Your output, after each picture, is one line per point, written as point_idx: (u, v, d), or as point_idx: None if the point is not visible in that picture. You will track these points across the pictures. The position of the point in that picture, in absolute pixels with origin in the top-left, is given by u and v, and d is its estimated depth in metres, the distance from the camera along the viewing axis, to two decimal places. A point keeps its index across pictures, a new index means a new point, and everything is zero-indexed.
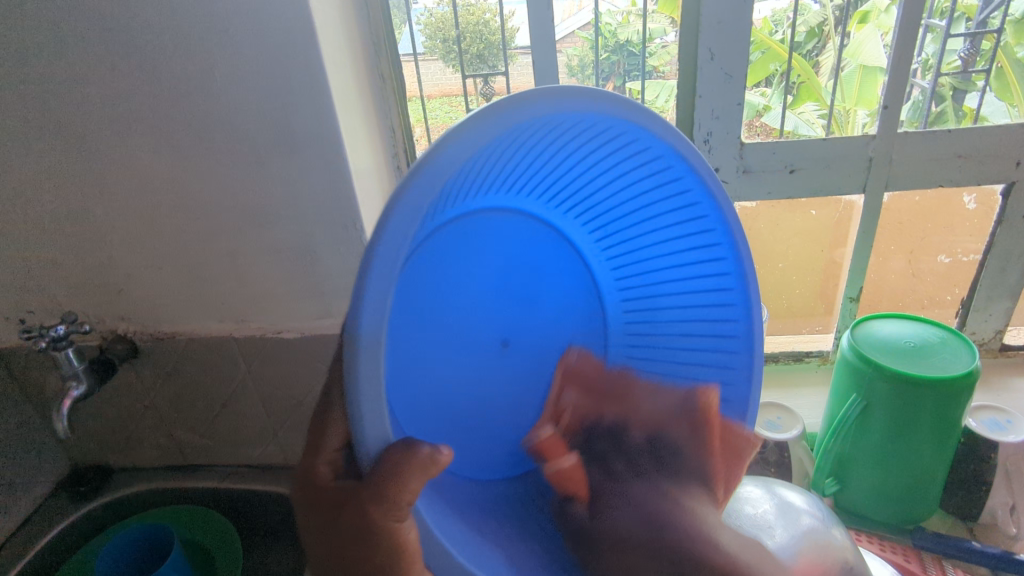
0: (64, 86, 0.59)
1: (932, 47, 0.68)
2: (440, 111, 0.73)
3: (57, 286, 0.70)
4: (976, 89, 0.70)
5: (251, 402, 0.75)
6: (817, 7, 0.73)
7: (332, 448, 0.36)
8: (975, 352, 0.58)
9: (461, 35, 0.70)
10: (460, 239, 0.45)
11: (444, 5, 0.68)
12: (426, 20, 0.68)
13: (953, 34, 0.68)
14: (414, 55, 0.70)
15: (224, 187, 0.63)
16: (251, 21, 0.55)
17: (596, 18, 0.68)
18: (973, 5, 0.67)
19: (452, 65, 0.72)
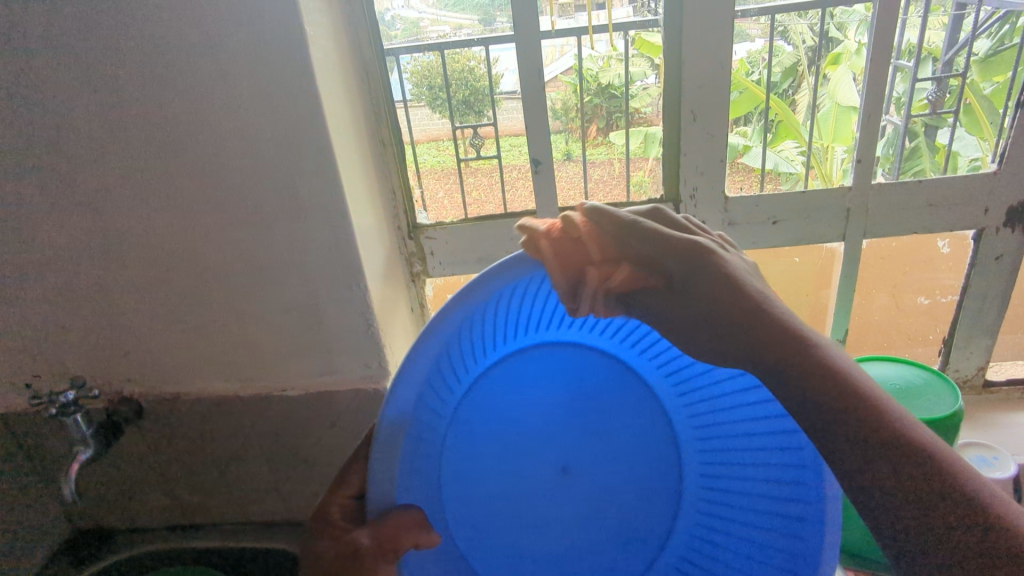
0: (80, 158, 0.61)
1: (901, 86, 0.71)
2: (428, 156, 0.77)
3: (65, 350, 0.71)
4: (947, 125, 0.73)
5: (255, 459, 0.76)
6: (790, 47, 0.74)
7: (345, 495, 0.47)
8: (958, 393, 0.60)
9: (449, 82, 0.74)
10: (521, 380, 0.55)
11: (429, 54, 0.72)
12: (413, 69, 0.72)
13: (922, 75, 0.71)
14: (404, 102, 0.73)
15: (232, 251, 0.65)
16: (261, 98, 0.58)
17: (579, 63, 0.71)
18: (939, 46, 0.71)
19: (438, 111, 0.75)
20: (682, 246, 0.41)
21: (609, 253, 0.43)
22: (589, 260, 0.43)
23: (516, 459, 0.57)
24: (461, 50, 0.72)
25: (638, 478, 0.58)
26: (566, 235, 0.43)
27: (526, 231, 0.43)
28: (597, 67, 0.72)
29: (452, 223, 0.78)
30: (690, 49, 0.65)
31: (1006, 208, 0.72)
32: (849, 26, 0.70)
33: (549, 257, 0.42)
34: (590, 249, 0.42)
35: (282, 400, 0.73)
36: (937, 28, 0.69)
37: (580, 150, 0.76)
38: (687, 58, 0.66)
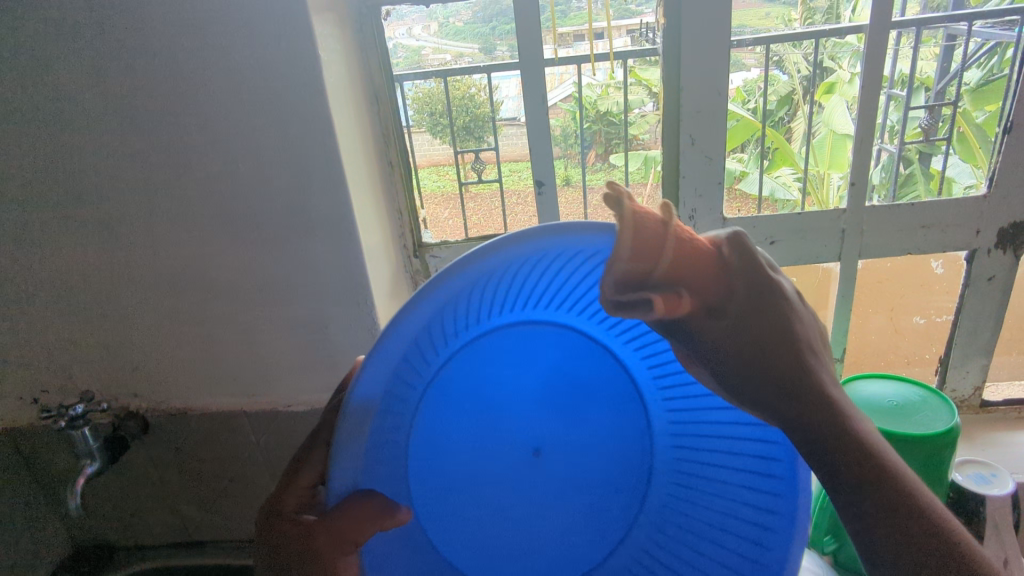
0: (98, 177, 0.63)
1: (895, 115, 0.78)
2: (429, 180, 0.79)
3: (73, 366, 0.72)
4: (941, 152, 0.77)
5: (258, 476, 0.76)
6: (785, 77, 0.82)
7: (303, 486, 0.43)
8: (954, 409, 0.61)
9: (451, 108, 0.77)
10: (486, 362, 0.46)
11: (430, 82, 0.75)
12: (415, 95, 0.74)
13: (914, 105, 0.75)
14: (408, 127, 0.75)
15: (241, 268, 0.67)
16: (275, 121, 0.60)
17: (577, 90, 0.74)
18: (933, 75, 0.78)
19: (438, 136, 0.78)
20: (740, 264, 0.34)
21: (669, 247, 0.30)
22: (653, 266, 0.30)
23: (483, 451, 0.50)
24: (463, 78, 0.76)
25: (610, 481, 0.52)
26: (682, 235, 0.32)
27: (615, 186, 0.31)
28: (596, 95, 0.77)
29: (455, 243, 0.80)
30: (689, 76, 0.67)
31: (997, 231, 0.74)
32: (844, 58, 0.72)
33: (628, 227, 0.30)
34: (669, 245, 0.30)
35: (286, 415, 0.74)
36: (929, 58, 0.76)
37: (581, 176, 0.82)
38: (687, 84, 0.68)
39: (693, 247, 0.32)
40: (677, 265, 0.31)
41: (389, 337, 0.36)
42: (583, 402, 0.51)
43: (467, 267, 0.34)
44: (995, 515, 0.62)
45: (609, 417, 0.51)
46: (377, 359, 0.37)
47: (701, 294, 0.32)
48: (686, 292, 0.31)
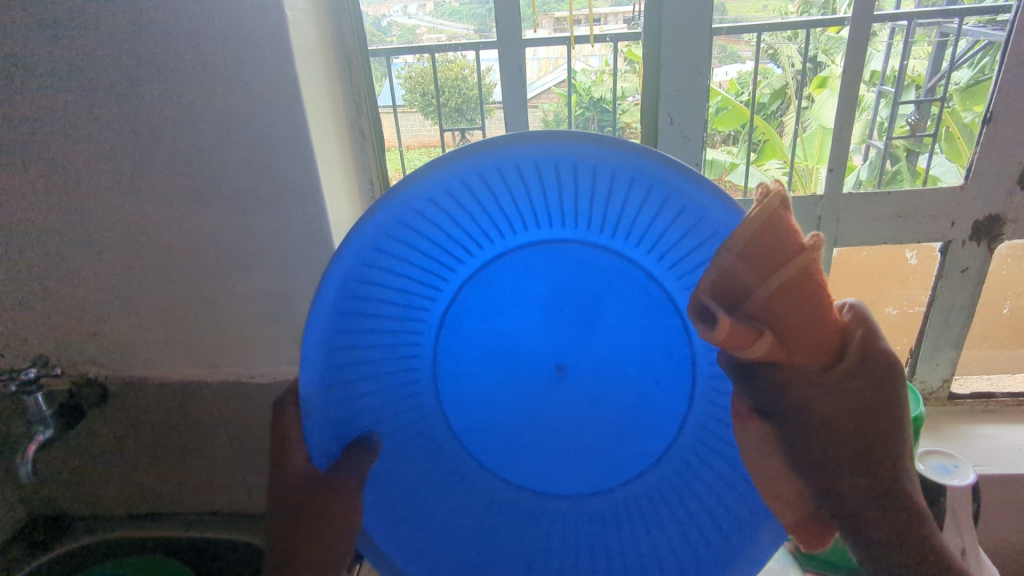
0: (52, 134, 0.61)
1: (885, 112, 0.77)
2: (417, 161, 0.80)
3: (30, 329, 0.70)
4: (927, 150, 0.76)
5: (221, 448, 0.75)
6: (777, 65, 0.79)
7: None
8: (920, 399, 0.61)
9: (441, 89, 0.79)
10: (502, 273, 0.46)
11: (423, 60, 0.76)
12: (406, 74, 0.75)
13: (903, 100, 0.74)
14: (393, 106, 0.75)
15: (204, 234, 0.65)
16: (239, 82, 0.58)
17: (569, 77, 0.75)
18: (921, 75, 0.76)
19: (432, 117, 0.80)
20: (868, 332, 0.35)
21: (783, 280, 0.33)
22: (760, 282, 0.33)
23: (508, 374, 0.48)
24: (455, 59, 0.75)
25: (641, 414, 0.48)
26: (818, 275, 0.33)
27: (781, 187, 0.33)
28: (590, 81, 0.80)
29: None
30: (670, 53, 0.66)
31: (972, 223, 0.73)
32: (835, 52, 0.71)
33: (752, 227, 0.32)
34: (791, 271, 0.32)
35: (250, 387, 0.72)
36: (919, 58, 0.77)
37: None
38: (667, 62, 0.66)
39: (818, 292, 0.33)
40: (785, 293, 0.33)
41: (338, 263, 0.39)
42: (608, 352, 0.48)
43: (395, 196, 0.38)
44: (954, 505, 0.62)
45: (638, 347, 0.47)
46: (329, 285, 0.39)
47: (811, 354, 0.34)
48: (784, 325, 0.34)
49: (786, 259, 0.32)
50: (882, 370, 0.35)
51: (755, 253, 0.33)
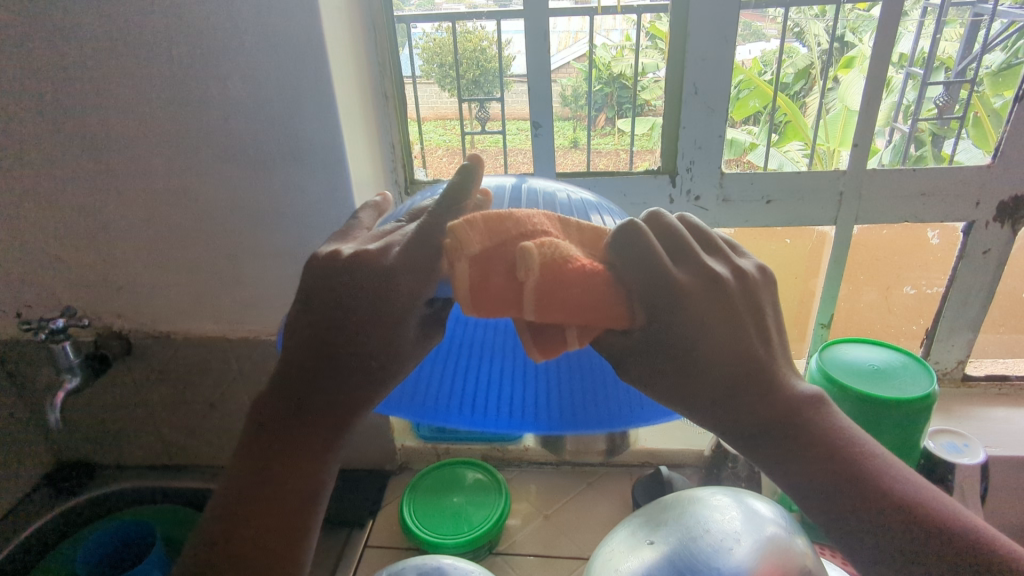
0: (81, 88, 0.61)
1: (911, 94, 0.71)
2: (433, 134, 0.77)
3: (56, 281, 0.72)
4: (953, 135, 0.72)
5: (239, 403, 0.77)
6: (804, 49, 0.69)
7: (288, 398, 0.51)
8: (934, 377, 0.61)
9: (459, 61, 0.73)
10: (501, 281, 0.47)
11: (442, 30, 0.71)
12: (424, 44, 0.72)
13: (933, 81, 0.70)
14: (414, 77, 0.73)
15: (226, 192, 0.65)
16: (265, 38, 0.58)
17: (591, 51, 0.71)
18: (952, 56, 0.69)
19: (447, 88, 0.75)
20: (639, 266, 0.35)
21: (533, 296, 0.34)
22: (519, 310, 0.35)
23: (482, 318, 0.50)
24: (474, 29, 0.71)
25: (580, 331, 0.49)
26: (553, 273, 0.34)
27: (456, 241, 0.35)
28: (610, 56, 0.71)
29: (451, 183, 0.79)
30: (698, 22, 0.65)
31: (997, 203, 0.73)
32: (862, 32, 0.66)
33: (461, 273, 0.35)
34: (529, 295, 0.34)
35: (269, 345, 0.74)
36: (952, 38, 0.68)
37: (586, 138, 0.76)
38: (694, 30, 0.66)
39: (569, 284, 0.34)
40: (545, 307, 0.35)
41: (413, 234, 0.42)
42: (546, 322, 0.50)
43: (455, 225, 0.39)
44: (963, 483, 0.62)
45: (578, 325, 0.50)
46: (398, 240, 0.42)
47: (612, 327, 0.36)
48: (573, 323, 0.35)
49: (514, 281, 0.34)
50: (671, 301, 0.34)
51: (495, 284, 0.35)
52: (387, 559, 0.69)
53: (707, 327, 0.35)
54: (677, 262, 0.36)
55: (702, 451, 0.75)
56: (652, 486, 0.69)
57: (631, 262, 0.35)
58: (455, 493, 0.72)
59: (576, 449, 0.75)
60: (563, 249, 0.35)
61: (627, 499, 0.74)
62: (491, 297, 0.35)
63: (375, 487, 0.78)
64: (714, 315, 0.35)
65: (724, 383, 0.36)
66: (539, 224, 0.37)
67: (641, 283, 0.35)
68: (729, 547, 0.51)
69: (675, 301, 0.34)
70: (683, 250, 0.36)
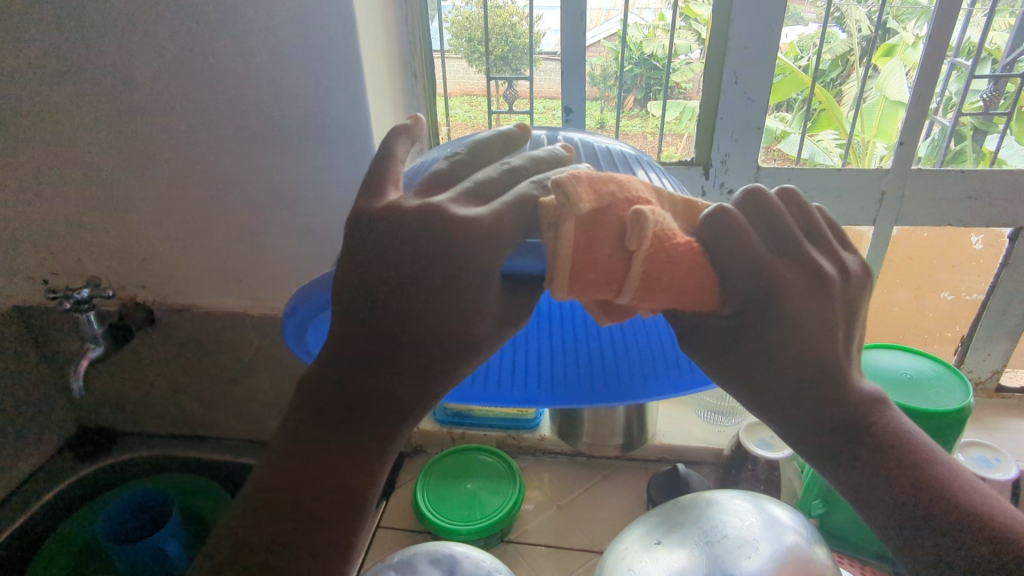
0: (110, 57, 0.61)
1: (955, 86, 0.66)
2: (459, 110, 0.75)
3: (83, 251, 0.73)
4: (997, 131, 0.68)
5: (259, 379, 0.77)
6: (844, 35, 0.66)
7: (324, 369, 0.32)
8: (970, 389, 0.58)
9: (489, 36, 0.71)
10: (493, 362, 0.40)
11: (473, 4, 0.69)
12: (454, 18, 0.70)
13: (979, 74, 0.66)
14: (442, 52, 0.72)
15: (253, 168, 0.65)
16: (296, 12, 0.56)
17: (623, 30, 0.68)
18: (1001, 48, 0.65)
19: (476, 65, 0.73)
20: (739, 259, 0.31)
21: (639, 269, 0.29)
22: (616, 288, 0.30)
23: None
24: (505, 4, 0.69)
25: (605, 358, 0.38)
26: (664, 248, 0.29)
27: (565, 198, 0.27)
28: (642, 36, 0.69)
29: None
30: (743, 9, 0.62)
31: None
32: (907, 19, 0.64)
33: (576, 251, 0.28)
34: (635, 270, 0.29)
35: None
36: (1002, 28, 0.64)
37: (614, 120, 0.74)
38: (738, 17, 0.63)
39: (678, 261, 0.29)
40: (648, 286, 0.29)
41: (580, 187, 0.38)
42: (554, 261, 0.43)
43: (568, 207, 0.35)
44: None
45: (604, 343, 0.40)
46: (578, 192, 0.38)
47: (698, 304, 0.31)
48: (660, 305, 0.31)
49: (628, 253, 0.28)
50: (767, 306, 0.31)
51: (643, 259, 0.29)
52: (399, 541, 0.69)
53: (802, 322, 0.32)
54: (775, 253, 0.32)
55: (721, 450, 0.74)
56: (668, 481, 0.68)
57: (731, 246, 0.31)
58: (469, 480, 0.72)
59: (592, 441, 0.74)
60: (663, 218, 0.30)
61: (642, 494, 0.73)
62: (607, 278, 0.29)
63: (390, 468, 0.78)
64: (807, 318, 0.32)
65: (793, 374, 0.33)
66: (641, 191, 0.30)
67: (748, 277, 0.31)
68: (747, 554, 0.50)
69: (776, 300, 0.31)
70: (789, 244, 0.32)
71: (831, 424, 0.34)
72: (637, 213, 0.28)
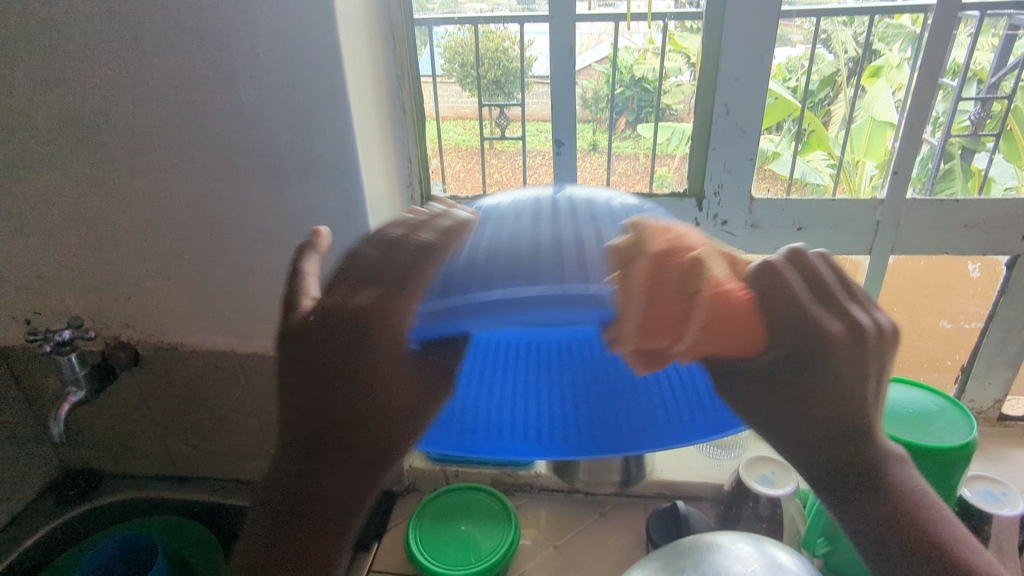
0: (93, 96, 0.60)
1: (943, 105, 0.66)
2: (453, 133, 0.75)
3: (65, 290, 0.71)
4: (985, 150, 0.68)
5: (246, 418, 0.75)
6: (831, 57, 0.67)
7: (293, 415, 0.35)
8: (974, 423, 0.57)
9: (481, 59, 0.72)
10: None
11: (465, 30, 0.70)
12: (446, 44, 0.70)
13: (965, 96, 0.66)
14: (434, 77, 0.71)
15: (238, 204, 0.64)
16: (280, 50, 0.56)
17: (613, 53, 0.68)
18: (986, 68, 0.65)
19: (469, 89, 0.73)
20: (798, 315, 0.31)
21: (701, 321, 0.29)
22: (677, 335, 0.30)
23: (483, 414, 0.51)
24: (497, 29, 0.69)
25: None
26: (722, 292, 0.29)
27: (642, 236, 0.30)
28: (632, 59, 0.69)
29: (468, 198, 0.76)
30: (732, 40, 0.62)
31: None
32: (892, 41, 0.64)
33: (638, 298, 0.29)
34: (698, 318, 0.29)
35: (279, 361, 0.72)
36: (987, 48, 0.64)
37: (606, 141, 0.73)
38: (728, 48, 0.63)
39: (739, 311, 0.30)
40: (705, 337, 0.30)
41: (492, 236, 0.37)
42: None
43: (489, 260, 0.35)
44: (1001, 536, 0.58)
45: None
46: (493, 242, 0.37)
47: (749, 346, 0.31)
48: (715, 350, 0.31)
49: (687, 293, 0.29)
50: (823, 356, 0.31)
51: (669, 306, 0.29)
52: None
53: (848, 379, 0.32)
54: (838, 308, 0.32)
55: (721, 485, 0.72)
56: (668, 521, 0.66)
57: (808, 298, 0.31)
58: (462, 521, 0.70)
59: (588, 479, 0.72)
60: (719, 268, 0.30)
61: (641, 532, 0.71)
62: (660, 325, 0.29)
63: (381, 509, 0.76)
64: (849, 371, 0.32)
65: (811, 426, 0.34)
66: (689, 238, 0.31)
67: (805, 333, 0.31)
68: None
69: (834, 358, 0.31)
70: (831, 298, 0.32)
71: (841, 472, 0.35)
72: (692, 257, 0.29)
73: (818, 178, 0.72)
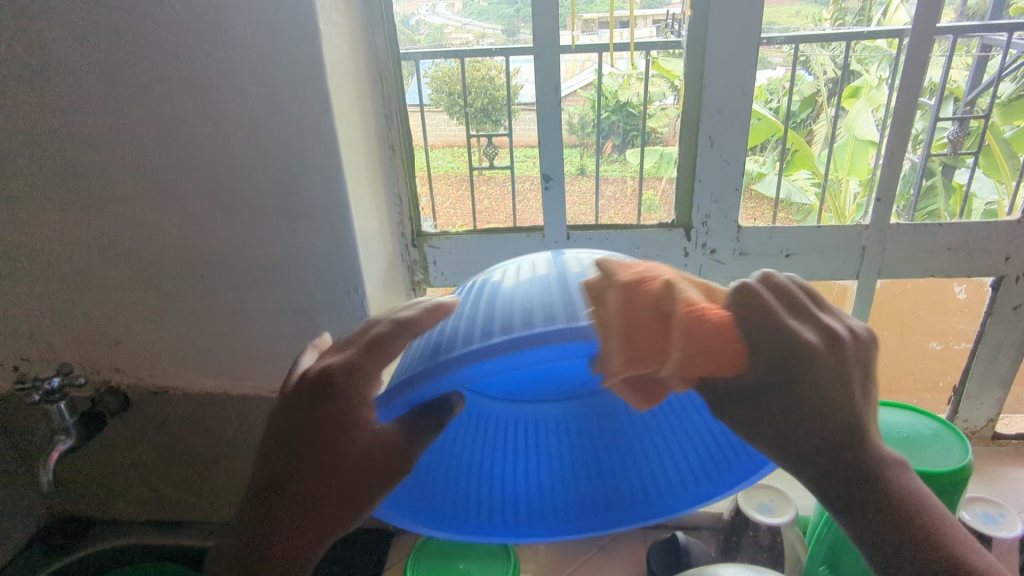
0: (81, 143, 0.61)
1: (922, 123, 0.68)
2: (442, 161, 0.75)
3: (53, 336, 0.71)
4: (965, 167, 0.70)
5: (238, 461, 0.74)
6: (810, 77, 0.69)
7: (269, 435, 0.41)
8: (968, 446, 0.57)
9: (469, 89, 0.72)
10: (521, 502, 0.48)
11: (451, 60, 0.70)
12: (433, 74, 0.70)
13: (941, 116, 0.68)
14: (421, 106, 0.72)
15: (228, 247, 0.64)
16: (268, 94, 0.56)
17: (598, 78, 0.69)
18: (961, 87, 0.67)
19: (457, 118, 0.74)
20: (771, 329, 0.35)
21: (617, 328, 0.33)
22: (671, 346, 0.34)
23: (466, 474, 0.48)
24: (483, 58, 0.70)
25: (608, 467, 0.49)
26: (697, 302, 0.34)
27: (606, 273, 0.35)
28: (616, 84, 0.70)
29: (457, 233, 0.77)
30: (715, 73, 0.64)
31: None
32: (869, 63, 0.66)
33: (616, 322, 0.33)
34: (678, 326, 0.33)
35: (271, 403, 0.71)
36: (963, 66, 0.66)
37: (594, 166, 0.74)
38: (711, 82, 0.64)
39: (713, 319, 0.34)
40: (688, 351, 0.34)
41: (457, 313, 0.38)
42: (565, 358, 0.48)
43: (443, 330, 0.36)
44: (1001, 558, 0.58)
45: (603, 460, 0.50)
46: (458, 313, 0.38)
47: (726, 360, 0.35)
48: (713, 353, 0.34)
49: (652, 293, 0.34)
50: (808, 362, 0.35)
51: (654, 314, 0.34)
52: None
53: (821, 374, 0.35)
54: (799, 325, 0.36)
55: (720, 514, 0.72)
56: (667, 553, 0.65)
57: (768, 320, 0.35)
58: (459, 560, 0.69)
59: None
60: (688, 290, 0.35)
61: (641, 567, 0.70)
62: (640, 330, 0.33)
63: (377, 548, 0.75)
64: (837, 380, 0.35)
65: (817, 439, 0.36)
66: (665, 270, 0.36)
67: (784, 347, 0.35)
68: None
69: (828, 366, 0.35)
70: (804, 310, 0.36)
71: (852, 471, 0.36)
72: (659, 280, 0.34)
73: (802, 196, 0.73)
